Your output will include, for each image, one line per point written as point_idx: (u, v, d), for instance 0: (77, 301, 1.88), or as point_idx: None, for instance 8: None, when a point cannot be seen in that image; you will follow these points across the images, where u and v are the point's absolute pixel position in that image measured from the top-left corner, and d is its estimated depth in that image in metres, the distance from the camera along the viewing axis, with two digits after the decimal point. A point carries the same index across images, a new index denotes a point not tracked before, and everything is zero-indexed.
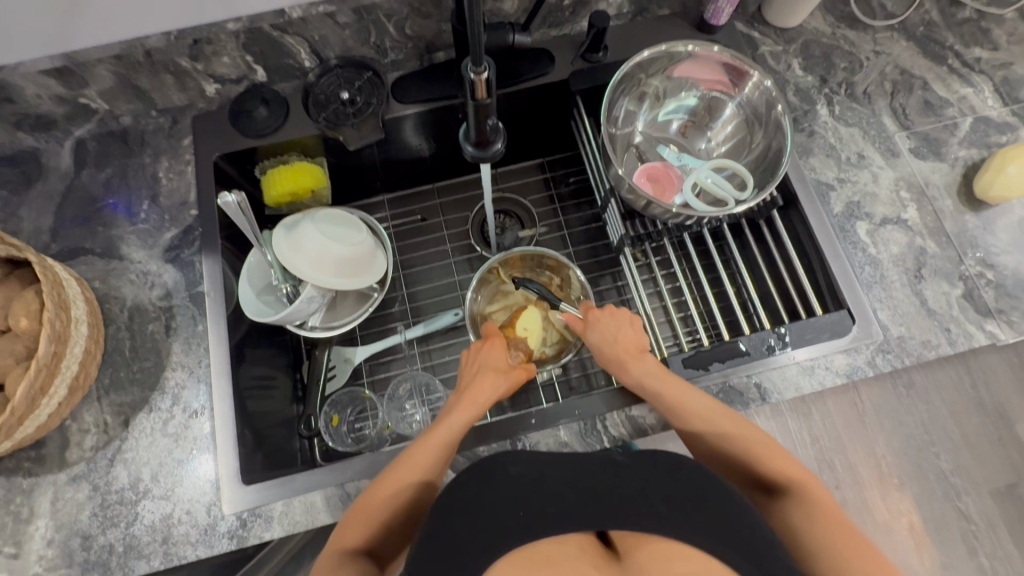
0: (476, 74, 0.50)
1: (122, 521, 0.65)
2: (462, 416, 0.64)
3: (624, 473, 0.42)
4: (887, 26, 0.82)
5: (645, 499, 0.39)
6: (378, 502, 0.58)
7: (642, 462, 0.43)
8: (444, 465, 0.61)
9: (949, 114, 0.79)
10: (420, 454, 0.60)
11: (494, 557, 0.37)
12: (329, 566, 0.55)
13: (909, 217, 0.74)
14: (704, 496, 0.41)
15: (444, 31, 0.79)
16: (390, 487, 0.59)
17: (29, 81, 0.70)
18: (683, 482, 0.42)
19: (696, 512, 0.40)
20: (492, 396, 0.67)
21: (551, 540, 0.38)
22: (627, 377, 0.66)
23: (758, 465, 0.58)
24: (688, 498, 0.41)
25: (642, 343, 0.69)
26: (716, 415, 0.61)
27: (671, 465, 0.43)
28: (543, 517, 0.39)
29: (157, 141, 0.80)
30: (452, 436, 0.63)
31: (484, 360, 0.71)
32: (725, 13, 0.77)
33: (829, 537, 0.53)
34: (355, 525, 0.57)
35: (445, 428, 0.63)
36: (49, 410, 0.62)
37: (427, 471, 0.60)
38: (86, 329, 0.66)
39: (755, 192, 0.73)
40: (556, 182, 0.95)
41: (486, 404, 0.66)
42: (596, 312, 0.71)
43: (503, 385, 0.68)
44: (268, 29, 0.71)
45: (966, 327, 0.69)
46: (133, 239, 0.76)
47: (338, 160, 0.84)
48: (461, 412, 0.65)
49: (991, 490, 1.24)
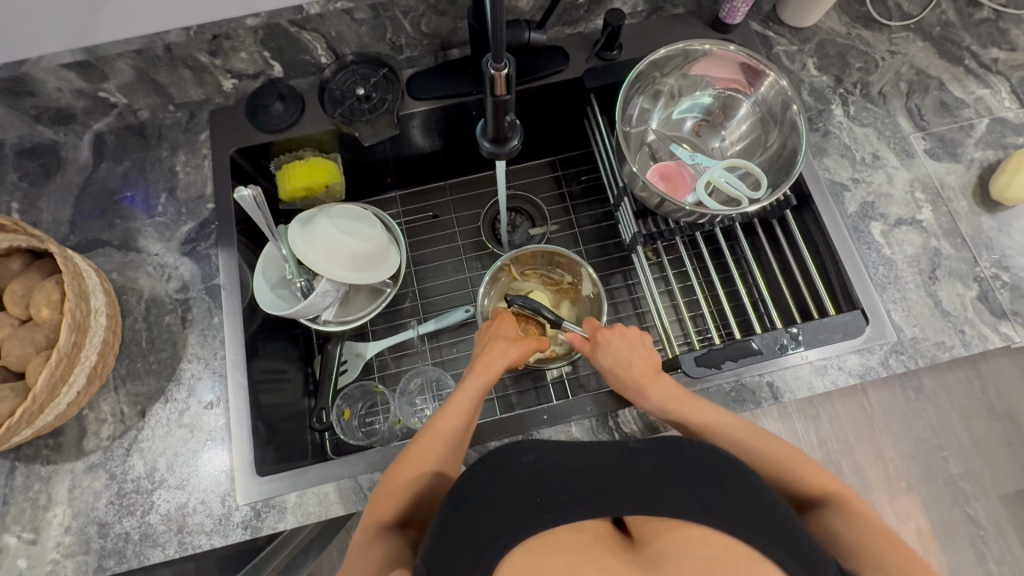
0: (497, 71, 0.50)
1: (138, 510, 0.65)
2: (476, 382, 0.65)
3: (638, 460, 0.42)
4: (903, 26, 0.82)
5: (663, 486, 0.40)
6: (404, 477, 0.58)
7: (657, 449, 0.43)
8: (466, 430, 0.62)
9: (965, 115, 0.79)
10: (438, 424, 0.61)
11: (511, 545, 0.38)
12: (362, 542, 0.55)
13: (924, 218, 0.73)
14: (721, 478, 0.42)
15: (460, 28, 0.79)
16: (416, 460, 0.59)
17: (51, 75, 0.71)
18: (698, 467, 0.42)
19: (713, 495, 0.40)
20: (504, 361, 0.68)
21: (567, 527, 0.38)
22: (645, 402, 0.65)
23: (792, 480, 0.58)
24: (705, 481, 0.41)
25: (656, 362, 0.67)
26: (744, 438, 0.60)
27: (686, 448, 0.43)
28: (559, 504, 0.39)
29: (175, 136, 0.81)
30: (469, 403, 0.63)
31: (497, 332, 0.72)
32: (740, 13, 0.77)
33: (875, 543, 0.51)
34: (387, 498, 0.57)
35: (460, 398, 0.64)
36: (69, 398, 0.63)
37: (448, 440, 0.60)
38: (105, 320, 0.67)
39: (769, 192, 0.73)
40: (568, 180, 0.96)
41: (499, 370, 0.67)
42: (603, 336, 0.69)
43: (516, 350, 0.69)
44: (286, 25, 0.72)
45: (981, 329, 0.69)
46: (150, 232, 0.77)
47: (352, 156, 0.85)
48: (475, 377, 0.65)
49: (1000, 495, 1.23)
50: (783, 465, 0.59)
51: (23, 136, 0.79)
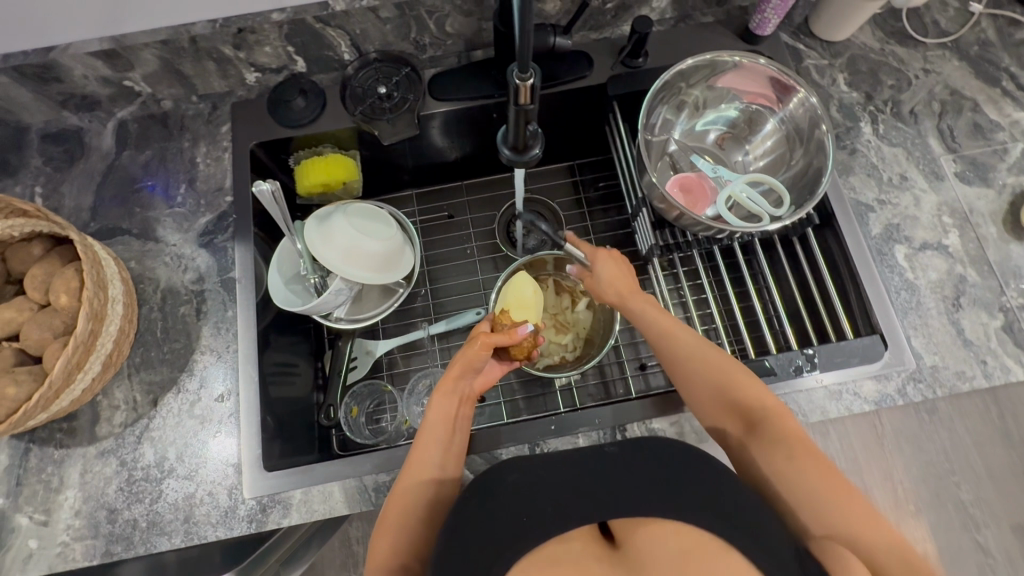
0: (522, 80, 0.49)
1: (147, 497, 0.66)
2: (443, 395, 0.65)
3: (613, 462, 0.42)
4: (940, 43, 0.80)
5: (635, 486, 0.39)
6: (397, 505, 0.57)
7: (632, 449, 0.43)
8: (439, 448, 0.61)
9: (999, 138, 0.77)
10: (417, 449, 0.61)
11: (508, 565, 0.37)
12: None
13: (950, 243, 0.72)
14: (694, 474, 0.41)
15: (485, 29, 0.78)
16: (404, 489, 0.58)
17: (78, 62, 0.72)
18: (674, 464, 0.41)
19: (684, 489, 0.39)
20: (461, 363, 0.66)
21: (555, 539, 0.37)
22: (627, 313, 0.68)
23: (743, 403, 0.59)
24: (679, 476, 0.40)
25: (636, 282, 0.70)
26: (706, 358, 0.62)
27: (657, 446, 0.43)
28: (543, 518, 0.38)
29: (197, 126, 0.81)
30: (437, 419, 0.63)
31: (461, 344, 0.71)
32: (771, 24, 0.76)
33: (798, 469, 0.53)
34: (384, 536, 0.56)
35: (430, 416, 0.63)
36: (84, 384, 0.64)
37: (430, 458, 0.60)
38: (121, 309, 0.67)
39: (791, 210, 0.71)
40: (585, 186, 0.95)
41: (456, 375, 0.66)
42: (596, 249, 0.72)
43: (468, 351, 0.67)
44: (312, 21, 0.72)
45: (1003, 360, 0.67)
46: (169, 222, 0.77)
47: (371, 153, 0.85)
48: (438, 390, 0.65)
49: (1012, 524, 1.20)
50: (738, 388, 0.59)
51: (49, 122, 0.80)
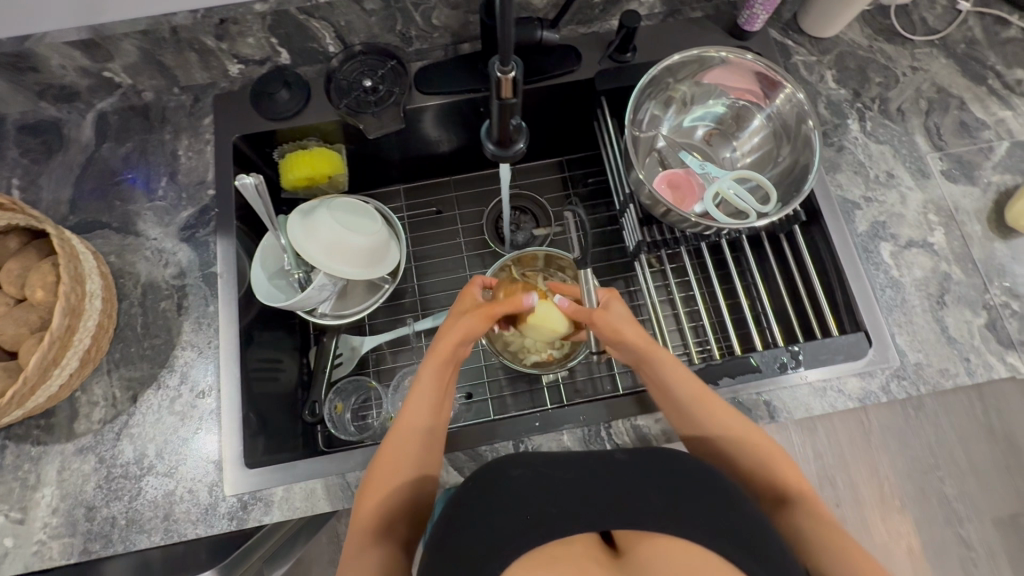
0: (503, 73, 0.49)
1: (126, 495, 0.65)
2: (434, 363, 0.62)
3: (620, 472, 0.41)
4: (927, 41, 0.80)
5: (642, 495, 0.39)
6: (382, 477, 0.56)
7: (642, 460, 0.43)
8: (428, 418, 0.60)
9: (985, 136, 0.77)
10: (404, 422, 0.59)
11: (505, 562, 0.36)
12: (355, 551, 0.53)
13: (935, 241, 0.72)
14: (701, 491, 0.40)
15: (472, 23, 0.78)
16: (391, 463, 0.57)
17: (55, 52, 0.70)
18: (681, 477, 0.41)
19: (692, 506, 0.39)
20: (456, 336, 0.63)
21: (556, 540, 0.36)
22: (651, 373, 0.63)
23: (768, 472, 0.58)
24: (688, 492, 0.40)
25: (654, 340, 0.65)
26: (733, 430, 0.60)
27: (667, 461, 0.43)
28: (545, 520, 0.37)
29: (179, 119, 0.80)
30: (427, 390, 0.60)
31: (458, 306, 0.68)
32: (760, 20, 0.75)
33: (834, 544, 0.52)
34: (368, 502, 0.55)
35: (420, 386, 0.61)
36: (61, 380, 0.62)
37: (417, 428, 0.59)
38: (100, 304, 0.66)
39: (778, 207, 0.71)
40: (574, 182, 0.94)
41: (450, 345, 0.62)
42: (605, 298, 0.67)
43: (466, 319, 0.64)
44: (295, 12, 0.71)
45: (986, 358, 0.67)
46: (150, 215, 0.76)
47: (356, 147, 0.84)
48: (430, 359, 0.62)
49: (994, 518, 1.22)
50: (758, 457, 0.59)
51: (27, 113, 0.79)
